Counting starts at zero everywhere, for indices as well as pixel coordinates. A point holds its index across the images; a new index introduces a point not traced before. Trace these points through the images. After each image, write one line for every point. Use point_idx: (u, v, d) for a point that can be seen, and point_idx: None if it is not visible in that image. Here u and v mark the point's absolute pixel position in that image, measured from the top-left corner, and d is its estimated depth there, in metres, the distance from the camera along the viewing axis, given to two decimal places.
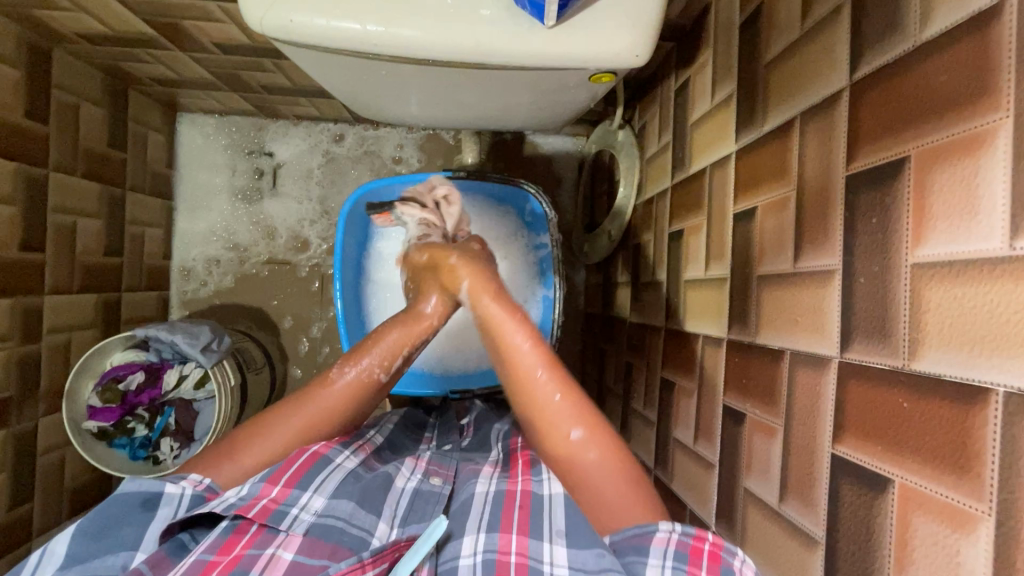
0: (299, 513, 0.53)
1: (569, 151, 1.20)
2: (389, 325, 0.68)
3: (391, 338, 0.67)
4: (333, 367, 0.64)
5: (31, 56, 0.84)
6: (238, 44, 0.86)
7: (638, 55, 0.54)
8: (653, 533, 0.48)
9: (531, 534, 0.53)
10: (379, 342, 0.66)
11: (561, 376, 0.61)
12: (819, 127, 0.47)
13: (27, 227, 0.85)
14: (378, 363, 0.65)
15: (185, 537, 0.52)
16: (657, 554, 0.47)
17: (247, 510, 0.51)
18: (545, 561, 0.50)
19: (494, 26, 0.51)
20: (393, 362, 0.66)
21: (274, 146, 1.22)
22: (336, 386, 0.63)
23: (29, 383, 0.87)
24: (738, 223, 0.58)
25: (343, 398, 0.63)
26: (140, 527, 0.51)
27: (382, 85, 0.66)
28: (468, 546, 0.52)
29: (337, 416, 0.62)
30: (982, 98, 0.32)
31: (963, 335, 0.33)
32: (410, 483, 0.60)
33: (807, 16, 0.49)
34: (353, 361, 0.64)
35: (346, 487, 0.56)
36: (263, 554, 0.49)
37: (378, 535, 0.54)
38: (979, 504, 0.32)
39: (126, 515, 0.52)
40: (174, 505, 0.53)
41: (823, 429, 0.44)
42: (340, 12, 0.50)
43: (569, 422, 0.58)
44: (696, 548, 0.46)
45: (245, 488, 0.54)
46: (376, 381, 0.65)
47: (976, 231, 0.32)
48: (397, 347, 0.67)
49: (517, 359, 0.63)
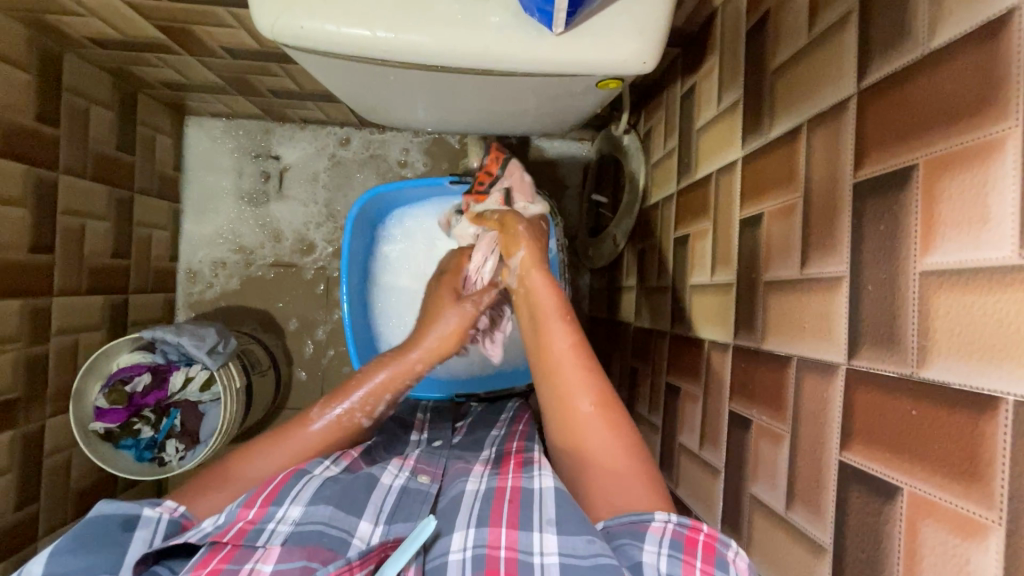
0: (275, 526, 0.52)
1: (574, 155, 1.20)
2: (373, 367, 0.66)
3: (376, 382, 0.65)
4: (313, 408, 0.63)
5: (43, 60, 0.85)
6: (246, 48, 0.86)
7: (644, 61, 0.54)
8: (650, 521, 0.48)
9: (522, 526, 0.50)
10: (363, 383, 0.65)
11: (586, 354, 0.60)
12: (826, 134, 0.47)
13: (36, 229, 0.86)
14: (361, 408, 0.64)
15: (160, 566, 0.51)
16: (654, 540, 0.47)
17: (222, 535, 0.50)
18: (535, 552, 0.48)
19: (503, 33, 0.52)
20: (375, 408, 0.65)
21: (281, 149, 1.22)
22: (314, 429, 0.62)
23: (36, 384, 0.87)
24: (745, 229, 0.58)
25: (322, 439, 0.62)
26: (118, 548, 0.50)
27: (390, 90, 0.66)
28: (457, 542, 0.51)
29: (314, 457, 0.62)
30: (992, 107, 0.32)
31: (972, 344, 0.33)
32: (397, 480, 0.59)
33: (814, 23, 0.50)
34: (334, 403, 0.63)
35: (324, 492, 0.55)
36: (240, 570, 0.48)
37: (359, 537, 0.53)
38: (989, 512, 0.32)
39: (102, 537, 0.50)
40: (151, 529, 0.52)
41: (831, 436, 0.44)
42: (351, 18, 0.50)
43: (585, 399, 0.57)
44: (691, 539, 0.47)
45: (222, 517, 0.53)
46: (357, 425, 0.64)
47: (986, 240, 0.33)
48: (379, 391, 0.65)
49: (547, 332, 0.62)
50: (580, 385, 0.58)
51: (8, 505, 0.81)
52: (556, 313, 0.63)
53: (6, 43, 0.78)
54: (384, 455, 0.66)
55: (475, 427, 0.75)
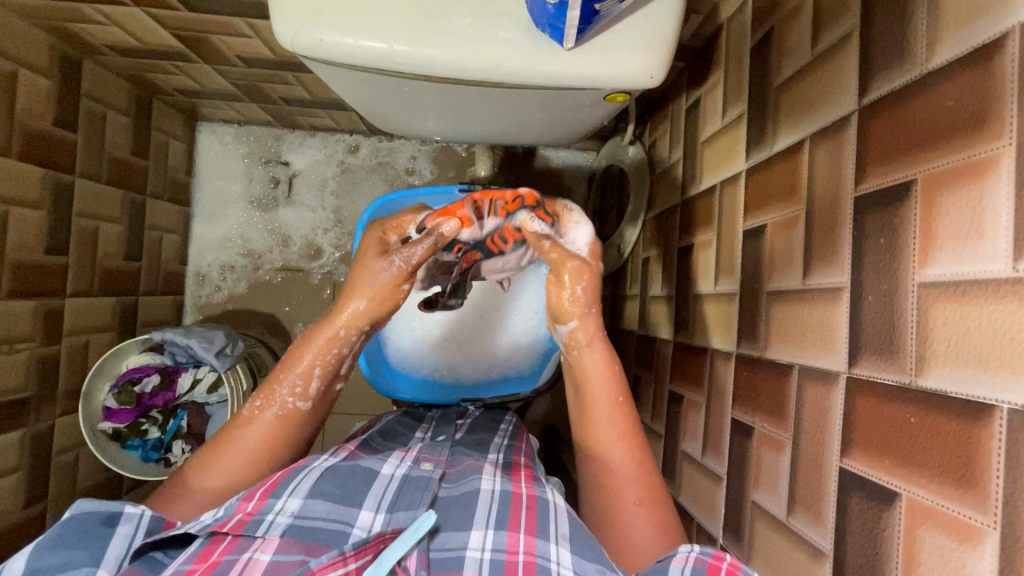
0: (274, 518, 0.50)
1: (579, 165, 1.22)
2: (299, 350, 0.61)
3: (304, 363, 0.60)
4: (245, 406, 0.60)
5: (63, 66, 0.87)
6: (262, 57, 0.88)
7: (652, 76, 0.56)
8: (673, 555, 0.47)
9: (539, 534, 0.51)
10: (291, 368, 0.60)
11: (634, 443, 0.60)
12: (828, 148, 0.48)
13: (52, 231, 0.88)
14: (289, 392, 0.60)
15: (155, 555, 0.49)
16: (677, 570, 0.46)
17: (222, 525, 0.49)
18: (553, 561, 0.48)
19: (516, 48, 0.53)
20: (306, 388, 0.60)
21: (291, 155, 1.24)
22: (252, 428, 0.59)
23: (47, 383, 0.88)
24: (748, 240, 0.60)
25: (264, 436, 0.59)
26: (99, 546, 0.47)
27: (402, 101, 0.68)
28: (476, 540, 0.51)
29: (262, 456, 0.59)
30: (987, 126, 0.34)
31: (968, 354, 0.34)
32: (399, 470, 0.59)
33: (817, 42, 0.51)
34: (264, 396, 0.60)
35: (321, 485, 0.54)
36: (239, 559, 0.47)
37: (360, 526, 0.52)
38: (984, 518, 0.33)
39: (80, 534, 0.48)
40: (134, 524, 0.49)
41: (831, 444, 0.45)
42: (368, 31, 0.52)
43: (632, 490, 0.58)
44: (714, 566, 0.46)
45: (222, 509, 0.51)
46: (296, 411, 0.60)
47: (982, 253, 0.34)
48: (307, 369, 0.60)
49: (599, 421, 0.61)
50: (617, 446, 0.60)
51: (17, 503, 0.82)
52: (604, 367, 0.62)
53: (28, 49, 0.80)
54: (382, 446, 0.66)
55: (476, 430, 0.74)
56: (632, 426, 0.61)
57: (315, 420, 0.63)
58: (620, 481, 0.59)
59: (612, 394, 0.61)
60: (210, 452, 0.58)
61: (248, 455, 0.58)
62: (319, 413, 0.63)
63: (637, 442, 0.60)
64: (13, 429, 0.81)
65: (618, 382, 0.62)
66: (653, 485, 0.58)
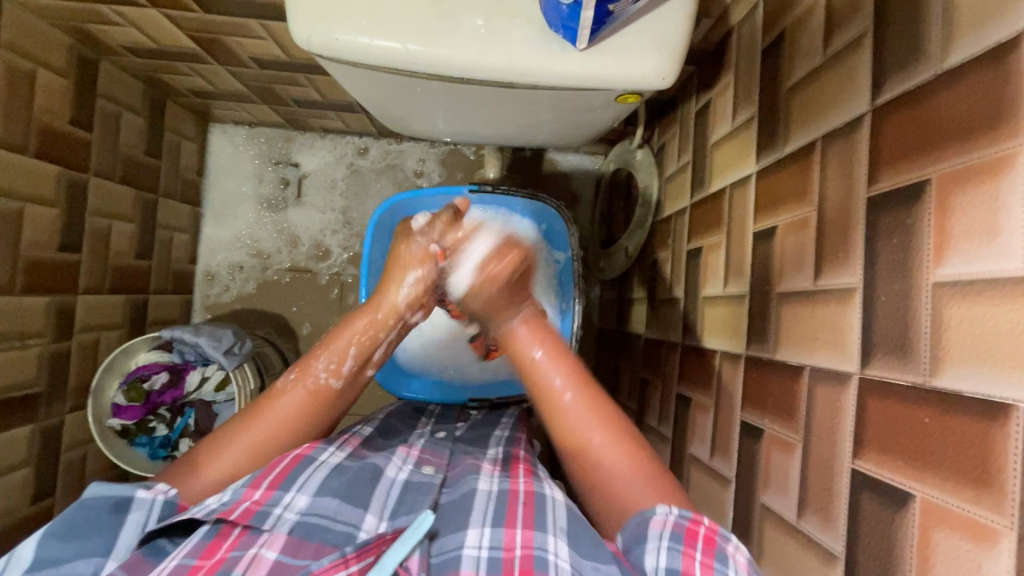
0: (281, 513, 0.50)
1: (587, 168, 1.22)
2: (345, 326, 0.64)
3: (344, 340, 0.63)
4: (279, 380, 0.61)
5: (80, 66, 0.89)
6: (275, 59, 0.89)
7: (664, 77, 0.56)
8: (650, 516, 0.47)
9: (536, 527, 0.50)
10: (332, 343, 0.63)
11: (594, 393, 0.59)
12: (840, 150, 0.48)
13: (66, 228, 0.89)
14: (328, 367, 0.61)
15: (160, 541, 0.49)
16: (654, 535, 0.46)
17: (229, 513, 0.49)
18: (550, 551, 0.47)
19: (528, 48, 0.54)
20: (343, 366, 0.62)
21: (300, 157, 1.26)
22: (285, 399, 0.59)
23: (58, 378, 0.89)
24: (758, 242, 0.60)
25: (294, 409, 0.59)
26: (110, 533, 0.48)
27: (414, 101, 0.69)
28: (473, 538, 0.50)
29: (290, 429, 0.59)
30: (1004, 124, 0.34)
31: (983, 353, 0.34)
32: (400, 473, 0.58)
33: (829, 45, 0.51)
34: (302, 369, 0.61)
35: (331, 483, 0.54)
36: (246, 554, 0.47)
37: (365, 529, 0.51)
38: (1001, 518, 0.32)
39: (91, 521, 0.48)
40: (145, 511, 0.49)
41: (843, 445, 0.44)
42: (382, 31, 0.53)
43: (594, 429, 0.56)
44: (691, 531, 0.45)
45: (227, 494, 0.51)
46: (327, 387, 0.61)
47: (998, 251, 0.34)
48: (343, 349, 0.63)
49: (544, 378, 0.60)
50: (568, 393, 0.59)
51: (26, 497, 0.82)
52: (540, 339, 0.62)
53: (46, 49, 0.82)
54: (384, 445, 0.66)
55: (476, 426, 0.75)
56: (574, 366, 0.61)
57: (343, 405, 0.63)
58: (578, 427, 0.57)
59: (547, 346, 0.62)
60: (241, 423, 0.58)
61: (277, 426, 0.58)
62: (349, 397, 0.63)
63: (590, 386, 0.59)
64: (22, 425, 0.82)
65: (551, 334, 0.64)
66: (624, 428, 0.56)
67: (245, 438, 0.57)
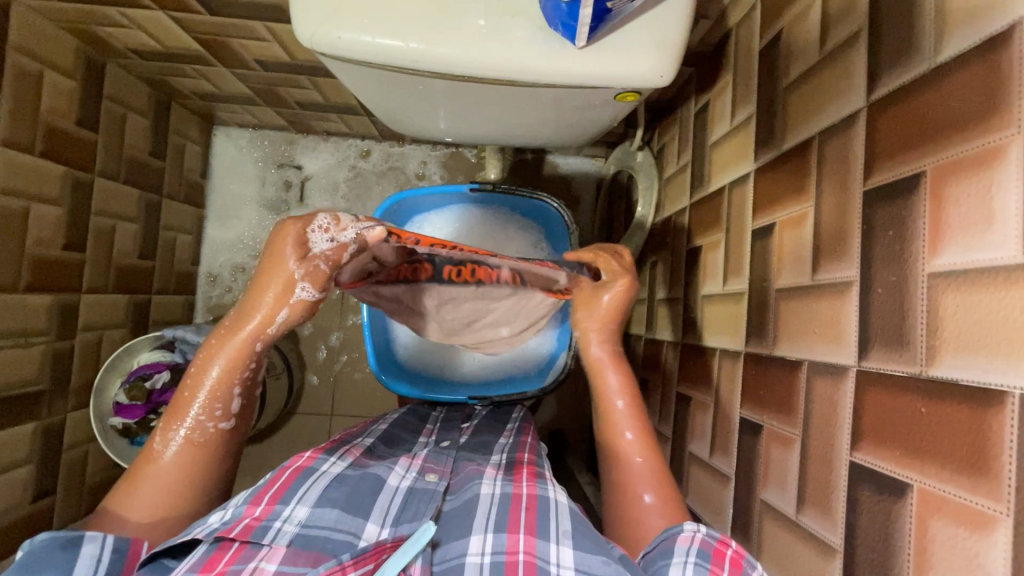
0: (282, 525, 0.49)
1: (588, 171, 1.23)
2: (202, 363, 0.56)
3: (205, 377, 0.55)
4: (157, 435, 0.55)
5: (87, 67, 0.90)
6: (278, 60, 0.90)
7: (662, 75, 0.57)
8: (678, 532, 0.47)
9: (539, 534, 0.49)
10: (199, 386, 0.55)
11: (653, 455, 0.60)
12: (836, 146, 0.48)
13: (71, 228, 0.90)
14: (207, 411, 0.55)
15: (162, 560, 0.47)
16: (681, 551, 0.46)
17: (229, 530, 0.47)
18: (552, 562, 0.47)
19: (528, 45, 0.55)
20: (226, 404, 0.56)
21: (304, 159, 1.27)
22: (167, 458, 0.54)
23: (61, 377, 0.89)
24: (757, 239, 0.60)
25: (191, 464, 0.54)
26: (65, 568, 0.44)
27: (417, 99, 0.69)
28: (475, 545, 0.49)
29: (191, 480, 0.54)
30: (994, 117, 0.34)
31: (975, 343, 0.34)
32: (403, 481, 0.57)
33: (825, 42, 0.52)
34: (178, 421, 0.55)
35: (330, 493, 0.53)
36: (245, 568, 0.45)
37: (365, 537, 0.51)
38: (997, 505, 0.32)
39: (43, 560, 0.44)
40: (99, 543, 0.46)
41: (841, 437, 0.45)
42: (385, 30, 0.53)
43: (644, 485, 0.58)
44: (719, 551, 0.45)
45: (228, 513, 0.50)
46: (217, 433, 0.56)
47: (989, 241, 0.34)
48: (209, 384, 0.55)
49: (615, 424, 0.63)
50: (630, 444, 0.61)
51: (27, 496, 0.82)
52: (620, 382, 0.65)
53: (53, 51, 0.83)
54: (387, 454, 0.64)
55: (479, 432, 0.74)
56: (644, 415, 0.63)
57: (240, 437, 0.59)
58: (629, 475, 0.59)
59: (623, 390, 0.65)
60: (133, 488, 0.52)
61: (175, 480, 0.53)
62: (243, 428, 0.59)
63: (653, 444, 0.61)
64: (24, 423, 0.82)
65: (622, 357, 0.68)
66: (672, 489, 0.58)
67: (140, 507, 0.51)
